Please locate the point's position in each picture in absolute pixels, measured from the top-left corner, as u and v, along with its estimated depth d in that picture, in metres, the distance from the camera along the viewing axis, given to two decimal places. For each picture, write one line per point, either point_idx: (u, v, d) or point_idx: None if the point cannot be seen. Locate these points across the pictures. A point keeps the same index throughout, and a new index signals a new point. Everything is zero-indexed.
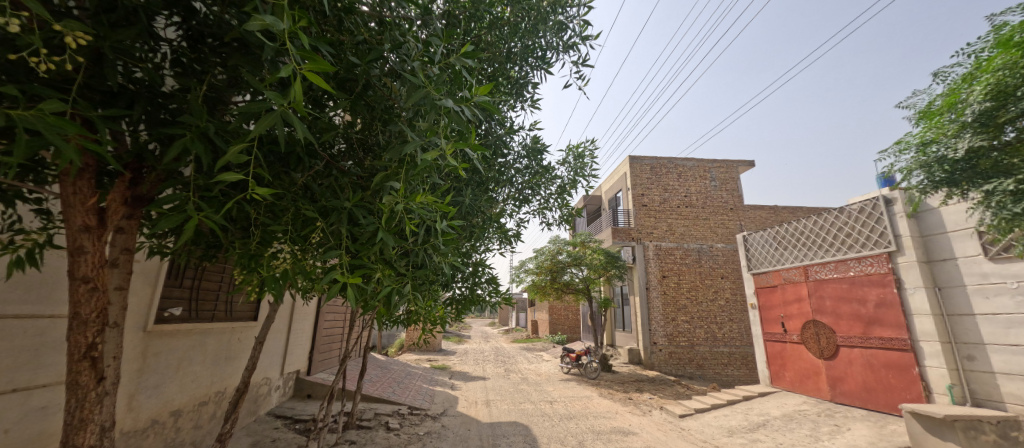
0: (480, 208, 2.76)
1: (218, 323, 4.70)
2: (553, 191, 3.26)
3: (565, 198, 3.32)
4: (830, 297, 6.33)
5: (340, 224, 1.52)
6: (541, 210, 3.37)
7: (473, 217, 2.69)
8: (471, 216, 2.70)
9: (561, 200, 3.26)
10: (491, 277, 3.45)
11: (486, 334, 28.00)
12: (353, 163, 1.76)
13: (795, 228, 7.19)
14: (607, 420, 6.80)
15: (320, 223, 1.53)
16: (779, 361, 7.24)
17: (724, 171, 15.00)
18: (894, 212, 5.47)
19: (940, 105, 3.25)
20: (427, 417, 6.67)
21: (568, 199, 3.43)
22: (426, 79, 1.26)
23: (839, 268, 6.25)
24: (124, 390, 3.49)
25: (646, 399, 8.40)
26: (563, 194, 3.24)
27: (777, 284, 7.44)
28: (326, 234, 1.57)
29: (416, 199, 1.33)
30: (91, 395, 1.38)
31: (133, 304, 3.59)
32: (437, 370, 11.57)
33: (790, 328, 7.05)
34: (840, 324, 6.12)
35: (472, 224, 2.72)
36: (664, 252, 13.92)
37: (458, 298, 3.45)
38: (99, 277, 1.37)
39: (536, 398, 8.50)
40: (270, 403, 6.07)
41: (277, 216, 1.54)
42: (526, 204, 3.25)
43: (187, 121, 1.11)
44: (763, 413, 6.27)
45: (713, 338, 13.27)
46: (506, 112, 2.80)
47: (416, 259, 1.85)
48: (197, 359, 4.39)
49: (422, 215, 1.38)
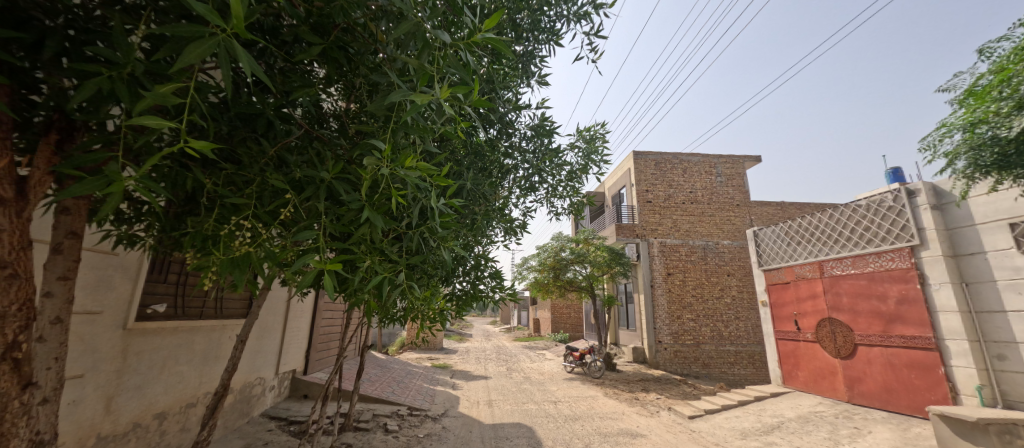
0: (480, 194, 2.51)
1: (208, 322, 4.48)
2: (562, 178, 2.99)
3: (574, 185, 3.05)
4: (847, 294, 6.05)
5: (319, 199, 1.25)
6: (549, 198, 3.10)
7: (474, 203, 2.44)
8: (470, 201, 2.44)
9: (570, 188, 2.99)
10: (494, 272, 3.19)
11: (488, 332, 27.86)
12: (335, 133, 1.52)
13: (808, 223, 6.92)
14: (614, 421, 6.56)
15: (292, 198, 1.27)
16: (791, 361, 6.98)
17: (730, 166, 14.71)
18: (917, 204, 5.21)
19: (990, 81, 3.00)
20: (428, 418, 6.42)
21: (578, 187, 3.15)
22: (417, 12, 1.01)
23: (856, 263, 5.97)
24: (100, 392, 3.26)
25: (652, 399, 8.16)
26: (572, 181, 2.96)
27: (790, 281, 7.16)
28: (300, 212, 1.31)
29: (404, 164, 1.08)
30: (13, 405, 1.13)
31: (112, 300, 3.36)
32: (438, 369, 11.35)
33: (803, 326, 6.79)
34: (858, 322, 5.85)
35: (473, 211, 2.46)
36: (669, 249, 13.65)
37: (458, 294, 3.18)
38: (21, 261, 1.13)
39: (539, 398, 8.26)
40: (263, 404, 5.84)
41: (240, 187, 1.27)
42: (532, 192, 2.98)
43: (104, 54, 0.86)
44: (777, 415, 6.02)
45: (719, 336, 13.01)
46: (511, 87, 2.54)
47: (410, 244, 1.60)
48: (184, 359, 4.16)
49: (412, 183, 1.12)
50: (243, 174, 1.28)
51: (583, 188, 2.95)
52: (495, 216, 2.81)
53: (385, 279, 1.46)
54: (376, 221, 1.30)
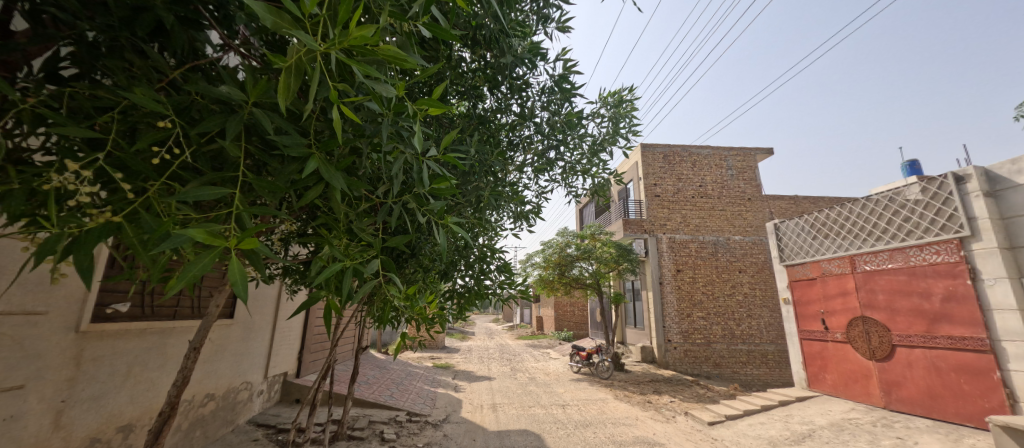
0: (486, 164, 2.04)
1: (184, 321, 4.03)
2: (584, 153, 2.50)
3: (598, 162, 2.55)
4: (883, 291, 5.55)
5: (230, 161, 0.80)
6: (567, 178, 2.61)
7: (478, 174, 1.96)
8: (473, 175, 1.97)
9: (594, 164, 2.49)
10: (503, 265, 2.69)
11: (490, 330, 27.36)
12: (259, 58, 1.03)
13: (837, 215, 6.40)
14: (628, 427, 6.10)
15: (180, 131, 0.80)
16: (818, 363, 6.51)
17: (741, 159, 14.14)
18: (966, 191, 4.71)
19: None
20: (428, 425, 5.97)
21: (602, 165, 2.65)
22: None
23: (894, 257, 5.46)
24: (44, 405, 2.81)
25: (666, 403, 7.70)
26: (596, 154, 2.47)
27: (816, 277, 6.66)
28: (201, 160, 0.83)
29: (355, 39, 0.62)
30: None
31: (59, 299, 2.92)
32: (439, 369, 10.92)
33: (832, 326, 6.30)
34: (897, 321, 5.35)
35: (476, 187, 1.97)
36: (678, 245, 13.16)
37: (460, 290, 2.69)
38: None
39: (546, 401, 7.80)
40: (250, 410, 5.41)
41: (91, 119, 0.86)
42: (548, 170, 2.50)
43: None
44: (807, 421, 5.54)
45: (731, 335, 12.52)
46: (523, 29, 2.05)
47: (387, 219, 1.11)
48: (155, 364, 3.71)
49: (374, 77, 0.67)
50: (105, 97, 0.83)
51: (612, 166, 2.44)
52: (504, 194, 2.32)
53: (350, 269, 1.00)
54: (329, 178, 0.84)
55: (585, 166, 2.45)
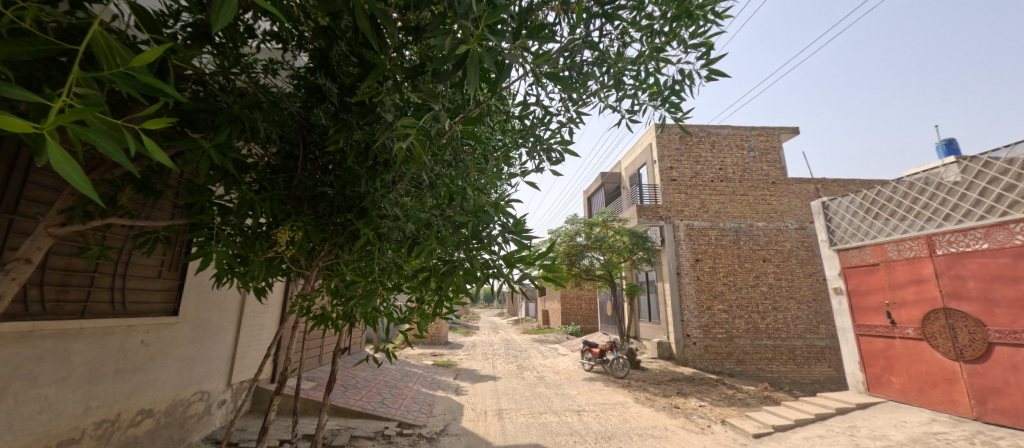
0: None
1: (96, 322, 3.14)
2: (650, 27, 1.44)
3: (675, 37, 1.48)
4: (975, 278, 4.51)
5: None
6: (617, 75, 1.53)
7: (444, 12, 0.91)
8: (442, 21, 0.94)
9: (665, 39, 1.42)
10: (516, 224, 1.59)
11: (496, 325, 26.32)
12: None
13: (907, 189, 5.33)
14: (659, 441, 5.16)
15: None
16: (882, 363, 5.52)
17: (764, 139, 12.92)
18: None
19: None
20: (421, 439, 5.03)
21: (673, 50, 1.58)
22: None
23: (991, 235, 4.38)
24: None
25: (696, 408, 6.74)
26: (670, 20, 1.41)
27: (880, 262, 5.61)
28: None
29: None
30: None
31: None
32: (440, 368, 10.02)
33: (901, 319, 5.31)
34: (995, 314, 4.30)
35: (448, 41, 0.91)
36: (696, 233, 12.09)
37: (439, 267, 1.53)
38: None
39: (558, 406, 6.84)
40: (209, 426, 4.51)
41: None
42: (582, 58, 1.47)
43: None
44: (879, 436, 4.58)
45: (755, 329, 11.48)
46: None
47: None
48: (47, 376, 2.84)
49: None
50: None
51: (708, 52, 1.39)
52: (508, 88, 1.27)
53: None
54: None
55: (661, 47, 1.39)
